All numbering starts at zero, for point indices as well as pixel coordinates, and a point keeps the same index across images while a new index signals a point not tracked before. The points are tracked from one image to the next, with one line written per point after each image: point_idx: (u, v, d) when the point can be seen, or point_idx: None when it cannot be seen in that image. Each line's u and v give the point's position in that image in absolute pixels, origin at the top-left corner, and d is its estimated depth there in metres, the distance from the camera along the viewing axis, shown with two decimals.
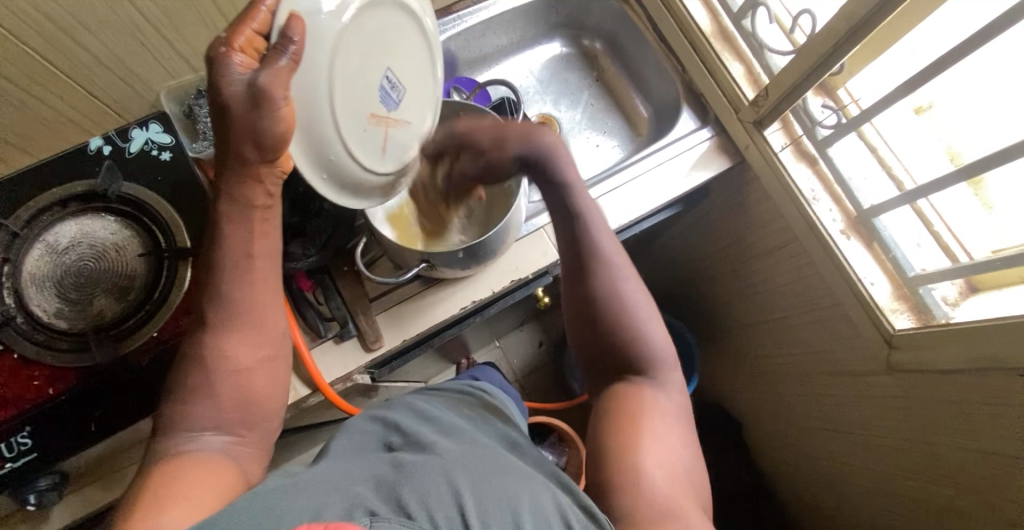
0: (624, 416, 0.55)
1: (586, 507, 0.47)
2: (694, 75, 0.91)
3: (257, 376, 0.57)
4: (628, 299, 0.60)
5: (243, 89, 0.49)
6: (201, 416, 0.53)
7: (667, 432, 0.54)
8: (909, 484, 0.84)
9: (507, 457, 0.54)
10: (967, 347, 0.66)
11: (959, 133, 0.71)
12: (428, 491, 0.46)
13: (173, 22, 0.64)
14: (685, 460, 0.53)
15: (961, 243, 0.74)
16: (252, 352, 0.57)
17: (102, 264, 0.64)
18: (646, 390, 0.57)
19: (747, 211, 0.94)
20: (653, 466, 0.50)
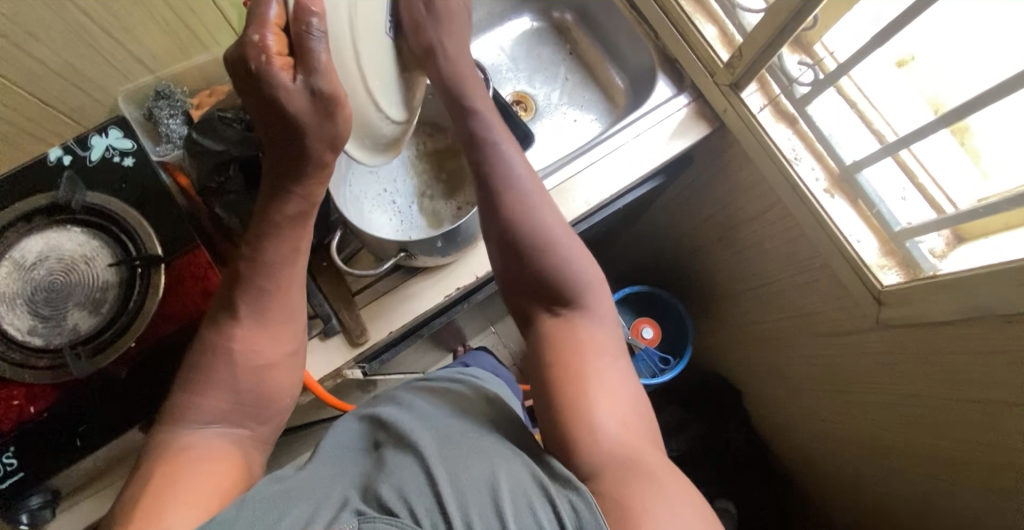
0: (568, 373, 0.56)
1: (560, 473, 0.49)
2: (668, 41, 0.88)
3: (274, 374, 0.56)
4: (542, 222, 0.64)
5: (306, 99, 0.46)
6: (214, 406, 0.53)
7: (609, 361, 0.58)
8: (906, 437, 0.85)
9: (487, 437, 0.54)
10: (954, 298, 0.66)
11: (935, 84, 0.69)
12: (407, 486, 0.47)
13: (121, 20, 0.62)
14: (627, 387, 0.56)
15: (946, 193, 0.72)
16: (276, 347, 0.57)
17: (73, 277, 0.62)
18: (580, 321, 0.61)
19: (731, 177, 0.93)
20: (607, 416, 0.53)
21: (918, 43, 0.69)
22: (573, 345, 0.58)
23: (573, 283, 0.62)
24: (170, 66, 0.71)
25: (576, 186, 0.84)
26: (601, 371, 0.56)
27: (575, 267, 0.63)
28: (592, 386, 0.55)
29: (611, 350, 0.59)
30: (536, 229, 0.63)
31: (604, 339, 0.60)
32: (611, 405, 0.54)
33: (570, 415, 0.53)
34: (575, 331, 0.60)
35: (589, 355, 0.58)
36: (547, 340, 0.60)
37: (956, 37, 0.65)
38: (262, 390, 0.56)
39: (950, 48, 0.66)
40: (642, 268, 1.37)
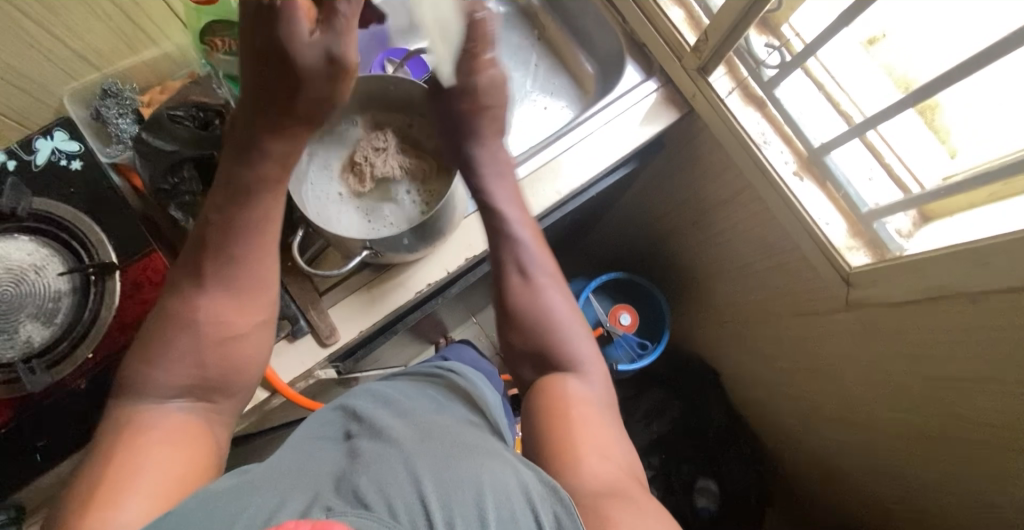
0: (560, 414, 0.59)
1: (547, 480, 0.48)
2: (635, 25, 0.87)
3: (236, 348, 0.56)
4: (548, 305, 0.68)
5: (320, 58, 0.52)
6: (175, 378, 0.52)
7: (601, 419, 0.59)
8: (877, 413, 0.87)
9: (469, 437, 0.54)
10: (920, 279, 0.67)
11: (898, 65, 0.69)
12: (386, 480, 0.47)
13: (60, 17, 0.59)
14: (620, 442, 0.58)
15: (912, 173, 0.73)
16: (242, 319, 0.56)
17: (23, 288, 0.59)
18: (575, 382, 0.63)
19: (701, 163, 0.93)
20: (594, 458, 0.54)
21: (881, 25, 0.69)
22: (571, 399, 0.61)
23: (571, 352, 0.66)
24: (118, 63, 0.69)
25: (544, 177, 0.83)
26: (595, 420, 0.59)
27: (575, 340, 0.66)
28: (582, 434, 0.57)
29: (601, 414, 0.60)
30: (546, 333, 0.66)
31: (600, 403, 0.62)
32: (601, 450, 0.55)
33: (560, 454, 0.55)
34: (565, 386, 0.62)
35: (579, 405, 0.60)
36: (542, 393, 0.63)
37: (922, 16, 0.65)
38: (223, 366, 0.55)
39: (920, 28, 0.66)
40: (619, 255, 1.37)
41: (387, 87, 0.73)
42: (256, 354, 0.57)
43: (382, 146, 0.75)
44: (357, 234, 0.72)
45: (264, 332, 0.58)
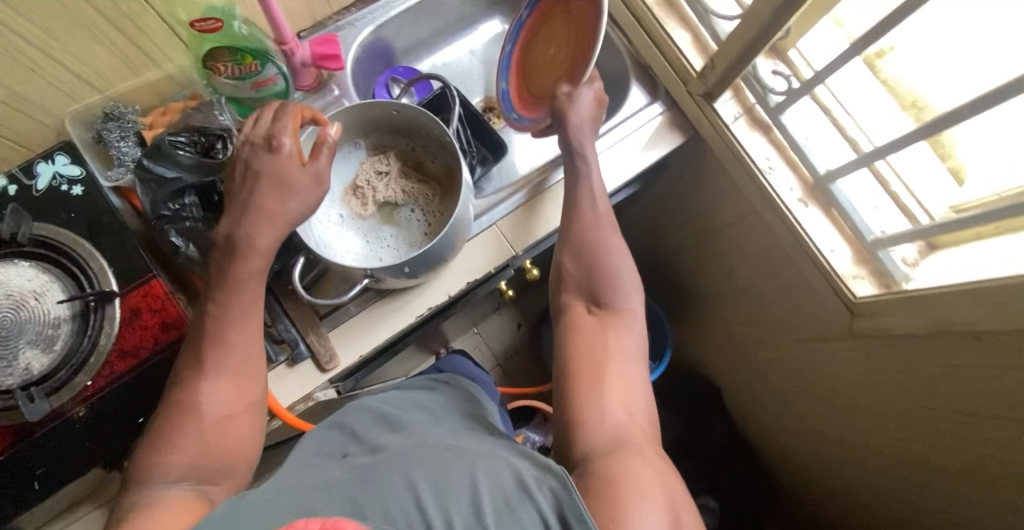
0: (593, 359, 0.62)
1: (543, 460, 0.48)
2: (641, 47, 0.86)
3: (233, 426, 0.54)
4: (604, 246, 0.70)
5: (309, 180, 0.59)
6: (176, 462, 0.51)
7: (631, 370, 0.63)
8: (878, 441, 0.86)
9: (463, 441, 0.54)
10: (925, 313, 0.66)
11: (915, 87, 0.67)
12: (383, 492, 0.46)
13: (63, 43, 0.59)
14: (643, 396, 0.61)
15: (920, 203, 0.72)
16: (240, 397, 0.55)
17: (22, 314, 0.59)
18: (618, 329, 0.66)
19: (706, 185, 0.92)
20: (615, 409, 0.59)
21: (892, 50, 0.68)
22: (605, 344, 0.64)
23: (616, 295, 0.68)
24: (120, 85, 0.68)
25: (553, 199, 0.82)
26: (623, 371, 0.62)
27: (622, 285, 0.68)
28: (610, 384, 0.60)
29: (634, 367, 0.63)
30: (596, 270, 0.69)
31: (633, 355, 0.64)
32: (623, 403, 0.59)
33: (583, 401, 0.59)
34: (608, 332, 0.65)
35: (615, 355, 0.63)
36: (578, 331, 0.66)
37: (935, 39, 0.63)
38: (219, 446, 0.52)
39: (928, 47, 0.64)
40: None
41: (390, 111, 0.72)
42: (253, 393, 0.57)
43: (386, 170, 0.75)
44: (360, 263, 0.72)
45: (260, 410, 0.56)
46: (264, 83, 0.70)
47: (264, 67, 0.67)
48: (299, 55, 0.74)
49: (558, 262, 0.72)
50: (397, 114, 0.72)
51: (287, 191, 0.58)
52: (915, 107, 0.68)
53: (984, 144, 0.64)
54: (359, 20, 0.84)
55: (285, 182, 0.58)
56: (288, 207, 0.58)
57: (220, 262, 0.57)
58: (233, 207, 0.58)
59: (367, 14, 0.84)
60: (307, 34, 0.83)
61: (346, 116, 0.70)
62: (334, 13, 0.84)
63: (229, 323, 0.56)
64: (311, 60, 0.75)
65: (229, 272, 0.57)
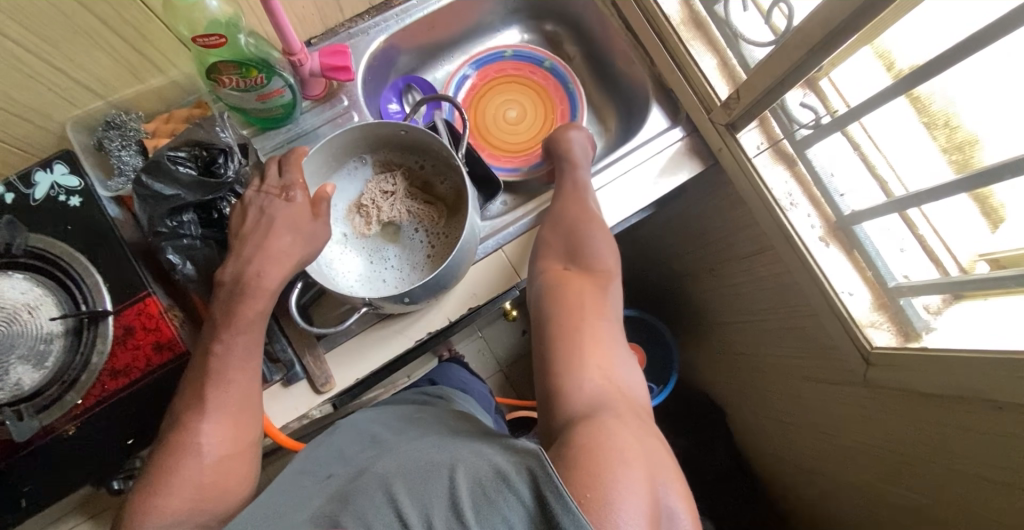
0: (570, 323, 0.61)
1: (519, 448, 0.44)
2: (664, 68, 0.82)
3: (230, 467, 0.54)
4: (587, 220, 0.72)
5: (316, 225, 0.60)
6: (170, 505, 0.50)
7: (611, 337, 0.62)
8: (883, 489, 0.83)
9: (445, 445, 0.51)
10: (947, 374, 0.63)
11: (961, 119, 0.62)
12: (364, 508, 0.43)
13: (62, 50, 0.57)
14: (625, 366, 0.60)
15: (947, 247, 0.69)
16: (237, 437, 0.55)
17: (14, 328, 0.58)
18: (596, 294, 0.66)
19: (723, 215, 0.89)
20: (594, 374, 0.57)
21: (940, 86, 0.62)
22: (584, 308, 0.63)
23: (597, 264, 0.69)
24: (123, 91, 0.66)
25: None
26: (601, 334, 0.61)
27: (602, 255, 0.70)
28: (590, 349, 0.59)
29: (614, 336, 0.62)
30: (581, 240, 0.70)
31: (615, 328, 0.63)
32: (602, 366, 0.58)
33: (563, 367, 0.57)
34: (586, 294, 0.65)
35: (595, 320, 0.62)
36: (557, 291, 0.66)
37: (992, 83, 0.58)
38: (215, 489, 0.52)
39: (983, 84, 0.58)
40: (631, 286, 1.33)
41: (398, 130, 0.69)
42: (248, 431, 0.56)
43: (392, 190, 0.73)
44: (355, 288, 0.70)
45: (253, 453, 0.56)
46: (271, 95, 0.68)
47: (270, 79, 0.65)
48: (309, 66, 0.71)
49: (539, 237, 0.74)
50: (404, 134, 0.69)
51: (298, 237, 0.59)
52: (946, 127, 0.64)
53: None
54: (372, 28, 0.81)
55: (297, 228, 0.59)
56: (302, 249, 0.59)
57: (226, 300, 0.57)
58: (243, 249, 0.58)
59: (379, 23, 0.81)
60: (318, 42, 0.81)
61: (354, 134, 0.68)
62: (346, 20, 0.81)
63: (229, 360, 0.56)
64: (320, 71, 0.72)
65: (236, 312, 0.57)
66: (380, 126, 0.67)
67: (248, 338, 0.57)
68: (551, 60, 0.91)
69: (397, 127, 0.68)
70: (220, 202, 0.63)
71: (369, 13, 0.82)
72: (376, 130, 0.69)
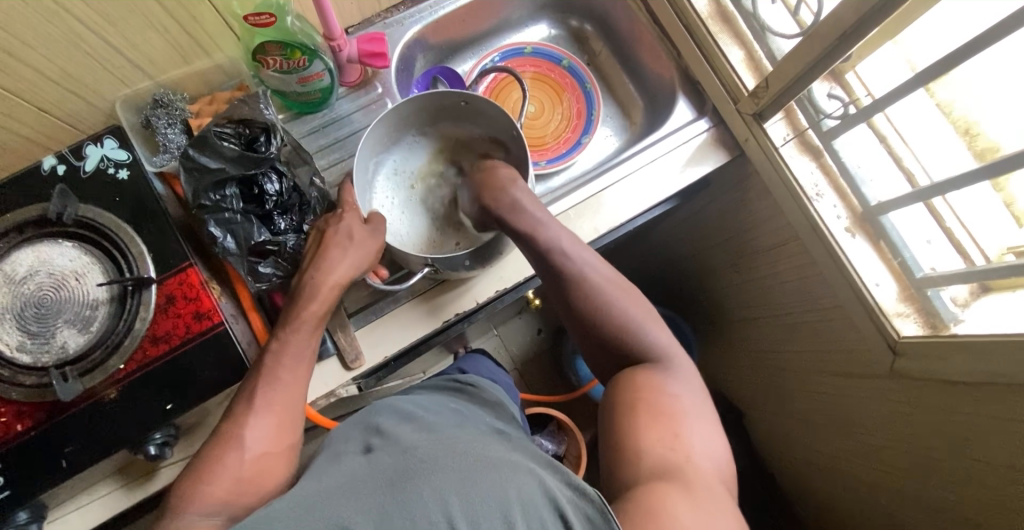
0: (629, 408, 0.57)
1: (581, 487, 0.46)
2: (691, 61, 0.84)
3: (270, 464, 0.54)
4: (617, 305, 0.65)
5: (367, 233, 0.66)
6: (206, 494, 0.51)
7: (675, 411, 0.57)
8: (907, 485, 0.82)
9: (492, 451, 0.52)
10: (977, 361, 0.63)
11: (982, 127, 0.64)
12: (412, 501, 0.44)
13: (120, 30, 0.60)
14: (694, 437, 0.55)
15: (974, 239, 0.69)
16: (282, 435, 0.56)
17: (62, 293, 0.61)
18: (655, 373, 0.61)
19: (747, 207, 0.89)
20: (656, 449, 0.53)
21: (956, 89, 0.65)
22: (645, 391, 0.58)
23: (644, 345, 0.64)
24: (170, 72, 0.69)
25: (609, 199, 0.82)
26: (667, 409, 0.57)
27: (649, 336, 0.64)
28: (647, 424, 0.55)
29: (681, 409, 0.57)
30: (622, 324, 0.65)
31: (681, 402, 0.58)
32: (667, 442, 0.53)
33: (622, 442, 0.54)
34: (645, 379, 0.60)
35: (653, 395, 0.58)
36: (615, 397, 0.60)
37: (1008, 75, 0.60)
38: (254, 485, 0.53)
39: (1003, 74, 0.60)
40: (649, 284, 1.33)
41: (460, 103, 0.74)
42: (292, 433, 0.57)
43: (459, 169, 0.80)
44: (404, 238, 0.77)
45: (288, 457, 0.56)
46: (311, 78, 0.70)
47: (312, 62, 0.68)
48: (346, 52, 0.73)
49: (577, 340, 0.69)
50: (464, 104, 0.74)
51: (352, 248, 0.64)
52: (968, 134, 0.66)
53: None
54: (406, 19, 0.84)
55: (350, 240, 0.65)
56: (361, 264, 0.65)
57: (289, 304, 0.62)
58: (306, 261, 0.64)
59: (414, 14, 0.84)
60: (355, 31, 0.83)
61: (418, 103, 0.74)
62: (382, 11, 0.84)
63: (281, 362, 0.59)
64: (357, 57, 0.74)
65: (296, 310, 0.61)
66: (438, 95, 0.73)
67: (303, 336, 0.61)
68: (569, 59, 0.95)
69: (456, 95, 0.73)
70: (262, 177, 0.65)
71: (403, 5, 0.85)
72: (438, 99, 0.74)
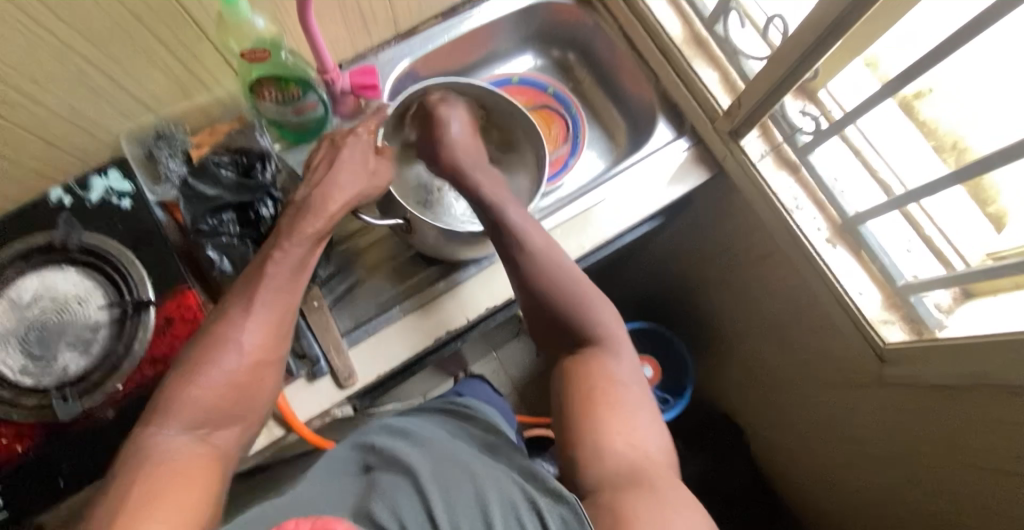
0: (582, 399, 0.60)
1: (552, 487, 0.48)
2: (668, 84, 0.88)
3: (257, 374, 0.59)
4: (566, 284, 0.67)
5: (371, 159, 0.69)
6: (191, 394, 0.56)
7: (624, 399, 0.60)
8: (908, 496, 0.81)
9: (478, 460, 0.55)
10: (959, 363, 0.63)
11: (969, 141, 0.65)
12: (401, 507, 0.49)
13: (125, 68, 0.64)
14: (648, 428, 0.58)
15: (954, 246, 0.71)
16: (269, 344, 0.60)
17: (65, 317, 0.63)
18: (603, 360, 0.64)
19: (732, 222, 0.92)
20: (618, 446, 0.55)
21: (940, 103, 0.67)
22: (599, 383, 0.61)
23: (590, 325, 0.66)
24: (173, 107, 0.73)
25: (595, 216, 0.84)
26: (617, 399, 0.60)
27: (596, 316, 0.66)
28: (608, 417, 0.58)
29: (630, 397, 0.60)
30: (570, 305, 0.66)
31: (631, 390, 0.61)
32: (624, 435, 0.57)
33: (582, 438, 0.57)
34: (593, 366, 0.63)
35: (604, 386, 0.61)
36: (569, 387, 0.62)
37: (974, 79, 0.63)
38: (243, 391, 0.58)
39: (969, 79, 0.63)
40: (644, 304, 1.34)
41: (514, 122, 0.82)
42: (279, 345, 0.61)
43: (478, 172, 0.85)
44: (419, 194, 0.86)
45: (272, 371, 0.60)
46: (306, 108, 0.74)
47: (306, 92, 0.72)
48: (340, 84, 0.77)
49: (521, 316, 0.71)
50: (517, 125, 0.81)
51: (356, 178, 0.67)
52: (955, 150, 0.67)
53: None
54: (397, 53, 0.89)
55: (356, 167, 0.68)
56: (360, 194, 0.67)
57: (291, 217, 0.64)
58: (312, 178, 0.66)
59: (404, 48, 0.89)
60: (348, 65, 0.88)
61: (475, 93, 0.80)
62: (374, 46, 0.89)
63: (282, 268, 0.62)
64: (350, 89, 0.78)
65: (296, 226, 0.63)
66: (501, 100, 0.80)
67: (302, 249, 0.63)
68: (554, 87, 1.00)
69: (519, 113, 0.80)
70: (258, 203, 0.67)
71: (394, 40, 0.90)
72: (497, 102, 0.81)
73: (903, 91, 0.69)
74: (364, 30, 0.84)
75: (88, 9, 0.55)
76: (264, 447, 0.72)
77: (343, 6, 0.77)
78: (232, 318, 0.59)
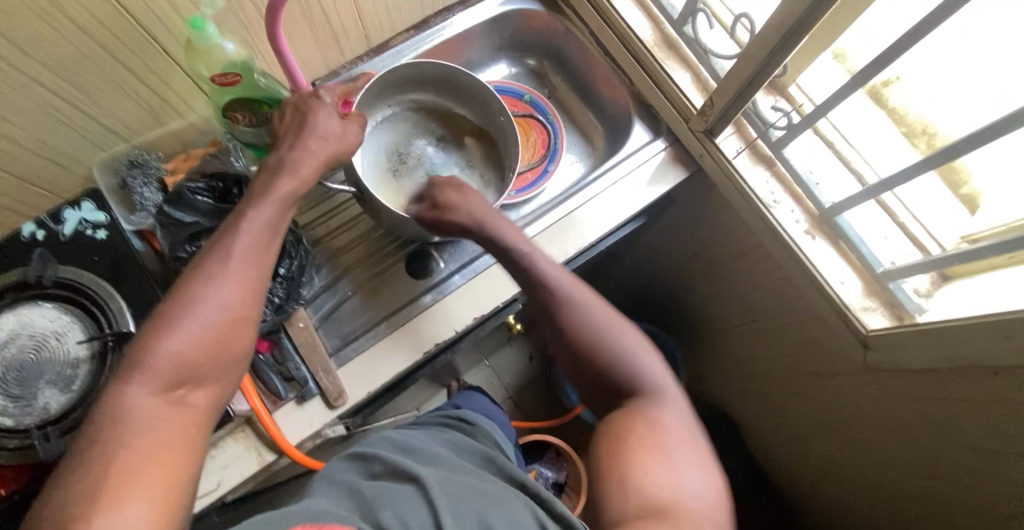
0: (620, 441, 0.57)
1: (562, 513, 0.51)
2: (641, 86, 0.89)
3: (233, 337, 0.55)
4: (609, 332, 0.66)
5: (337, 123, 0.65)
6: (160, 350, 0.51)
7: (665, 445, 0.57)
8: (899, 477, 0.82)
9: (482, 479, 0.55)
10: (942, 346, 0.64)
11: (938, 125, 0.67)
12: (409, 516, 0.49)
13: (92, 97, 0.63)
14: (689, 475, 0.55)
15: (930, 233, 0.72)
16: (247, 303, 0.56)
17: (43, 355, 0.62)
18: (648, 411, 0.61)
19: (713, 217, 0.93)
20: (651, 488, 0.53)
21: (907, 92, 0.69)
22: (637, 428, 0.58)
23: (640, 375, 0.63)
24: (145, 135, 0.73)
25: (578, 221, 0.84)
26: (657, 444, 0.57)
27: (645, 366, 0.64)
28: (643, 457, 0.56)
29: (672, 444, 0.58)
30: (610, 348, 0.65)
31: (671, 436, 0.59)
32: (661, 479, 0.54)
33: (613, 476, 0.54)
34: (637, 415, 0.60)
35: (636, 437, 0.58)
36: (608, 431, 0.60)
37: (945, 64, 0.63)
38: (218, 353, 0.53)
39: (934, 68, 0.65)
40: (632, 305, 1.35)
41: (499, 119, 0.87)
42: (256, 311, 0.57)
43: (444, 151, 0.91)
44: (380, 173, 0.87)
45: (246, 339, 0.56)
46: None
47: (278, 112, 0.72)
48: None
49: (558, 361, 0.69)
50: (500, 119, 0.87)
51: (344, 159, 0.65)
52: (925, 134, 0.68)
53: (999, 170, 0.63)
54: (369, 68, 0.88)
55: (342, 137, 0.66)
56: (330, 158, 0.64)
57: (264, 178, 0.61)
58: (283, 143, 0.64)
59: (377, 63, 0.88)
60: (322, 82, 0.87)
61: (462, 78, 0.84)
62: (347, 62, 0.88)
63: (259, 229, 0.58)
64: None
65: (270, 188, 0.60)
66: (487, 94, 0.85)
67: (275, 213, 0.60)
68: (530, 93, 1.00)
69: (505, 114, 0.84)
70: None
71: (366, 56, 0.89)
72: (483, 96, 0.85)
73: (873, 81, 0.70)
74: (334, 47, 0.84)
75: (52, 39, 0.55)
76: (256, 472, 0.71)
77: (313, 24, 0.77)
78: (206, 273, 0.54)
